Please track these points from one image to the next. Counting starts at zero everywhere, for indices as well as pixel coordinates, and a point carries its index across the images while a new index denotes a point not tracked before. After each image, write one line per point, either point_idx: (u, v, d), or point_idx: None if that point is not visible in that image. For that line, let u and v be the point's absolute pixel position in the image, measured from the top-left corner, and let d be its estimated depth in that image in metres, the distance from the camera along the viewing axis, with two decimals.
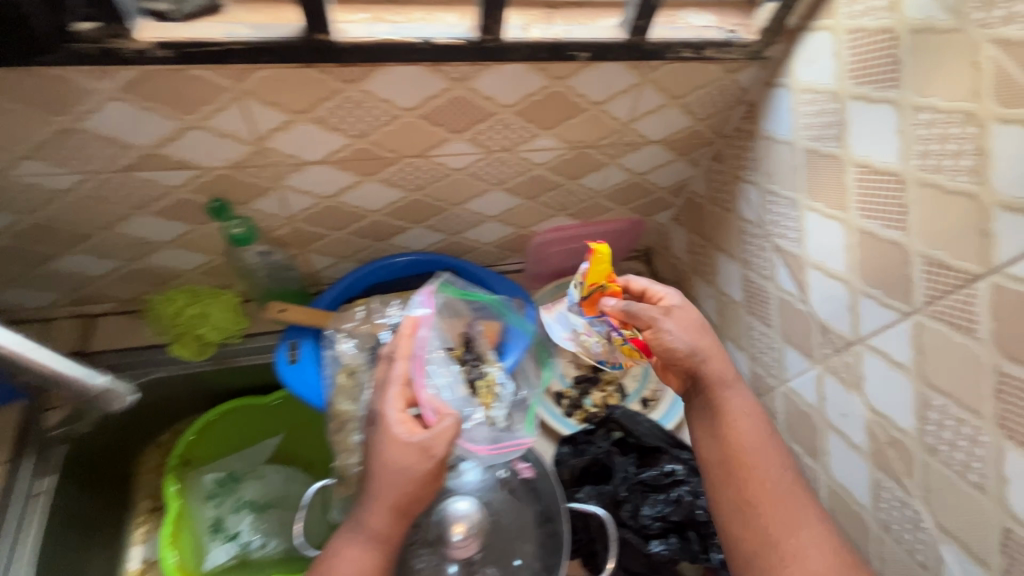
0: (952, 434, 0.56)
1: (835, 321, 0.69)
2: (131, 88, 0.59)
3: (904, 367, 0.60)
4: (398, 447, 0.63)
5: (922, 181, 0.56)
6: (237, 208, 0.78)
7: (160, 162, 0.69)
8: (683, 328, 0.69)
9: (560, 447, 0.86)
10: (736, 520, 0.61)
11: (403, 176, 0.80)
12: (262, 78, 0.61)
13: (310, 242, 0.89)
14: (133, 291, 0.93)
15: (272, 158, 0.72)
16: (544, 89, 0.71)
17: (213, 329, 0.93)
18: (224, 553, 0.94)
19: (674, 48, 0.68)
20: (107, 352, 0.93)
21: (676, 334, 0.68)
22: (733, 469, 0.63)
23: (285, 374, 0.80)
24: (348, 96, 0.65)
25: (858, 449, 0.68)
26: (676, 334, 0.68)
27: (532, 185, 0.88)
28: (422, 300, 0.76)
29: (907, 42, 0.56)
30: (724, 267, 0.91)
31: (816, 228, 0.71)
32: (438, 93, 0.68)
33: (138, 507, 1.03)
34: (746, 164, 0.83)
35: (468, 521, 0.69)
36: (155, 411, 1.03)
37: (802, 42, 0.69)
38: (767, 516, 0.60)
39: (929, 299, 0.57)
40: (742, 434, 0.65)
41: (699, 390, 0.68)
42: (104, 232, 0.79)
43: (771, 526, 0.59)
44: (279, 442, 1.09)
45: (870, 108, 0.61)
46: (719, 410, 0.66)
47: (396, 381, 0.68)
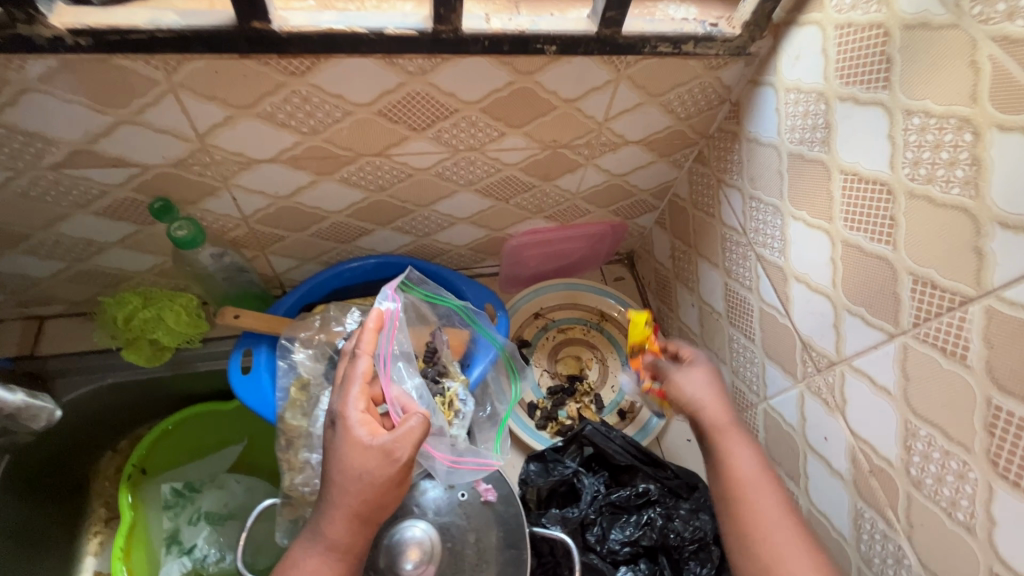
0: (938, 468, 0.52)
1: (818, 338, 0.65)
2: (50, 80, 0.54)
3: (889, 393, 0.56)
4: (360, 451, 0.58)
5: (913, 192, 0.51)
6: (185, 208, 0.74)
7: (94, 160, 0.64)
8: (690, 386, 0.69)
9: (527, 465, 0.81)
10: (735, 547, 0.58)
11: (364, 176, 0.75)
12: (195, 70, 0.56)
13: (269, 243, 0.84)
14: (83, 293, 0.88)
15: (217, 156, 0.67)
16: (510, 85, 0.66)
17: (169, 334, 0.88)
18: (178, 568, 0.92)
19: (650, 42, 0.63)
20: (59, 357, 0.90)
21: (686, 382, 0.70)
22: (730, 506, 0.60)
23: (236, 384, 0.75)
24: (294, 90, 0.60)
25: (839, 475, 0.64)
26: (686, 381, 0.70)
27: (504, 187, 0.83)
28: (390, 296, 0.74)
29: (901, 38, 0.51)
30: (706, 275, 0.87)
31: (800, 238, 0.66)
32: (394, 88, 0.63)
33: (93, 515, 0.99)
34: (730, 167, 0.78)
35: (422, 548, 0.65)
36: (111, 418, 0.98)
37: (789, 38, 0.63)
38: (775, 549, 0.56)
39: (916, 320, 0.52)
40: (741, 471, 0.61)
41: (704, 438, 0.65)
42: (42, 233, 0.74)
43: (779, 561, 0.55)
44: (241, 450, 1.04)
45: (858, 111, 0.56)
46: (720, 452, 0.63)
47: (359, 378, 0.63)
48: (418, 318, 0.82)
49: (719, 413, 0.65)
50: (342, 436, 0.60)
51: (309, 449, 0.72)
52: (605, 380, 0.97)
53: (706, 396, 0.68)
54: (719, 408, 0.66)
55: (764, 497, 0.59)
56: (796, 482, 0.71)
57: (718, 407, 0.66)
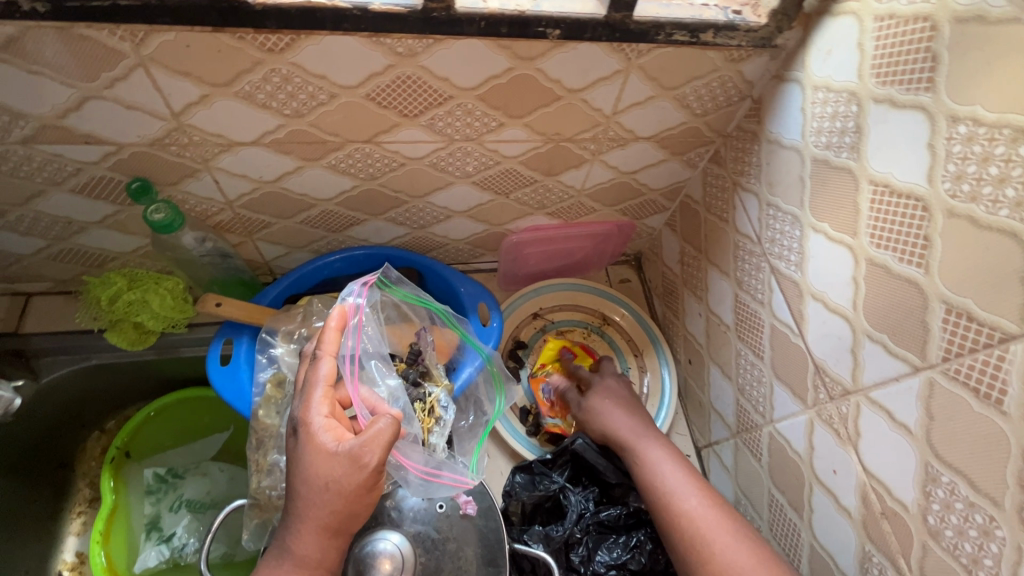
0: (960, 520, 0.47)
1: (833, 363, 0.59)
2: (10, 48, 0.51)
3: (910, 432, 0.50)
4: (325, 458, 0.54)
5: (952, 211, 0.45)
6: (164, 189, 0.70)
7: (66, 135, 0.60)
8: (596, 397, 0.81)
9: (514, 477, 0.78)
10: (675, 532, 0.64)
11: (353, 164, 0.70)
12: (164, 43, 0.52)
13: (256, 229, 0.80)
14: (68, 272, 0.86)
15: (196, 137, 0.63)
16: (509, 72, 0.60)
17: (154, 317, 0.83)
18: (155, 557, 0.89)
19: (664, 29, 0.57)
20: (45, 335, 0.88)
21: (595, 396, 0.81)
22: (661, 512, 0.66)
23: (212, 376, 0.72)
24: (273, 68, 0.56)
25: (847, 513, 0.59)
26: (599, 395, 0.80)
27: (503, 180, 0.78)
28: (359, 290, 0.69)
29: (950, 33, 0.44)
30: (715, 284, 0.81)
31: (820, 253, 0.60)
32: (382, 71, 0.58)
33: (78, 495, 0.97)
34: (747, 169, 0.72)
35: (395, 561, 0.62)
36: (98, 400, 0.96)
37: (821, 29, 0.57)
38: (707, 538, 0.62)
39: (947, 355, 0.46)
40: (660, 473, 0.69)
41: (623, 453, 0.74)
42: (20, 209, 0.71)
43: (713, 544, 0.61)
44: (227, 438, 1.01)
45: (895, 114, 0.49)
46: (637, 456, 0.72)
47: (322, 381, 0.59)
48: (399, 317, 0.79)
49: (626, 423, 0.76)
50: (306, 444, 0.56)
51: (278, 451, 0.69)
52: None
53: (612, 410, 0.78)
54: (628, 418, 0.77)
55: (683, 495, 0.66)
56: (799, 513, 0.67)
57: (623, 419, 0.76)
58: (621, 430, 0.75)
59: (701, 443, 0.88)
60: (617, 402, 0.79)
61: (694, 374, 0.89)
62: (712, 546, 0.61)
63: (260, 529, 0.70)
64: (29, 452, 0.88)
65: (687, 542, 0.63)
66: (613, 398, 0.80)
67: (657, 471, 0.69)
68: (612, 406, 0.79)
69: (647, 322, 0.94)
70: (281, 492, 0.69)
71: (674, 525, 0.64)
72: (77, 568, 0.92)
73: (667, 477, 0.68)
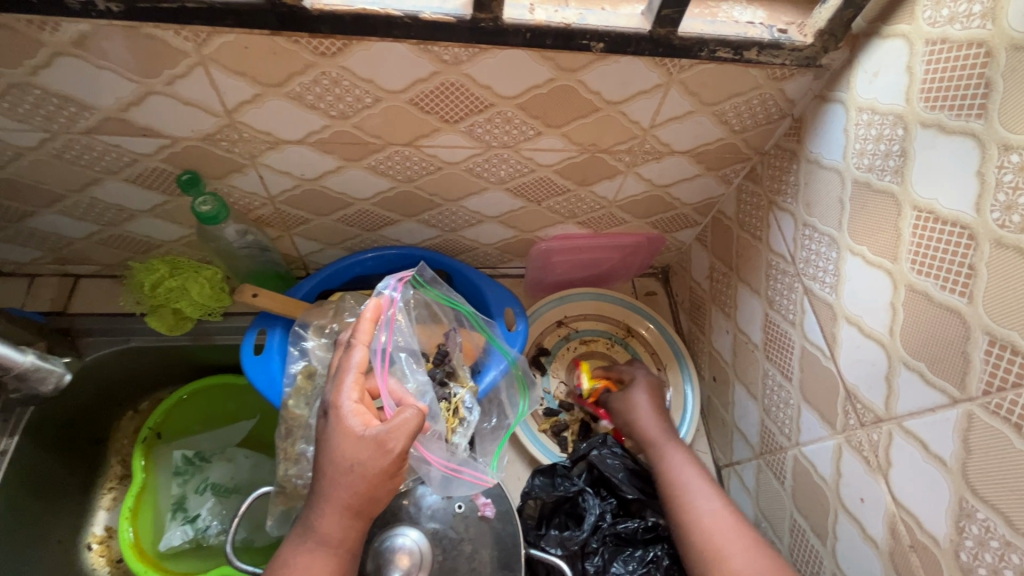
0: (993, 559, 0.45)
1: (865, 389, 0.58)
2: (83, 44, 0.53)
3: (945, 464, 0.49)
4: (352, 441, 0.56)
5: (1000, 241, 0.44)
6: (211, 183, 0.73)
7: (126, 128, 0.64)
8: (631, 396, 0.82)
9: (534, 478, 0.77)
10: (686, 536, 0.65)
11: (392, 166, 0.72)
12: (225, 45, 0.54)
13: (294, 224, 0.83)
14: (116, 256, 0.90)
15: (245, 133, 0.65)
16: (550, 82, 0.61)
17: (192, 304, 0.86)
18: (179, 536, 0.91)
19: (708, 46, 0.57)
20: (91, 316, 0.92)
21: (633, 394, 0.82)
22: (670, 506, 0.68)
23: (247, 365, 0.75)
24: (324, 71, 0.58)
25: (873, 543, 0.57)
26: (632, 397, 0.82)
27: (537, 188, 0.79)
28: (393, 285, 0.72)
29: (1006, 60, 0.43)
30: (744, 302, 0.80)
31: (857, 276, 0.59)
32: (428, 77, 0.59)
33: (110, 472, 1.01)
34: (784, 187, 0.71)
35: (413, 557, 0.63)
36: (132, 381, 1.00)
37: (868, 51, 0.56)
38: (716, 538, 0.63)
39: (988, 389, 0.45)
40: (682, 468, 0.71)
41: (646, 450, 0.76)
42: (77, 195, 0.75)
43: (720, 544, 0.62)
44: (253, 426, 1.03)
45: (943, 140, 0.49)
46: (658, 458, 0.74)
47: (355, 368, 0.60)
48: (429, 317, 0.80)
49: (655, 427, 0.77)
50: (335, 426, 0.57)
51: (306, 442, 0.71)
52: None
53: (646, 409, 0.80)
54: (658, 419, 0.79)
55: (698, 492, 0.67)
56: (821, 540, 0.65)
57: (652, 421, 0.78)
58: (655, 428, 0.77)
59: (722, 462, 0.87)
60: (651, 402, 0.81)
61: (718, 392, 0.88)
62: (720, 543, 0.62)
63: (284, 517, 0.73)
64: (66, 426, 0.93)
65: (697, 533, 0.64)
66: (647, 402, 0.81)
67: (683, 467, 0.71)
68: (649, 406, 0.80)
69: (672, 337, 0.94)
70: (306, 481, 0.72)
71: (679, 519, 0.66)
72: (105, 542, 0.96)
73: (680, 475, 0.70)
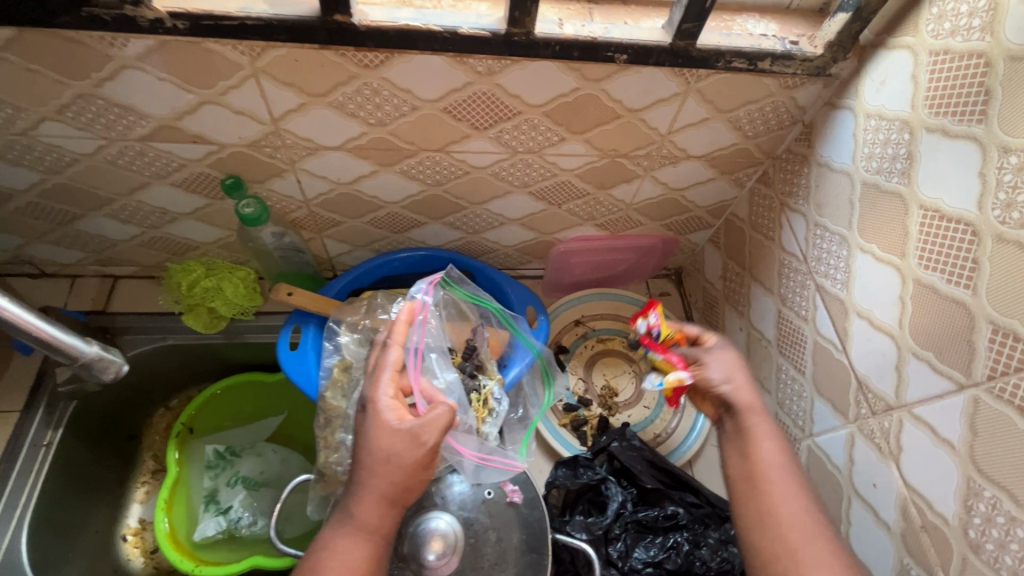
0: (1000, 533, 0.48)
1: (876, 379, 0.61)
2: (148, 58, 0.58)
3: (953, 447, 0.52)
4: (389, 434, 0.58)
5: (1002, 236, 0.47)
6: (252, 186, 0.77)
7: (178, 135, 0.68)
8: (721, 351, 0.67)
9: (556, 470, 0.81)
10: (760, 534, 0.56)
11: (423, 170, 0.76)
12: (277, 58, 0.59)
13: (327, 227, 0.87)
14: (154, 258, 0.94)
15: (288, 140, 0.70)
16: (575, 91, 0.66)
17: (225, 304, 0.91)
18: (213, 527, 0.95)
19: (724, 57, 0.61)
20: (128, 314, 0.96)
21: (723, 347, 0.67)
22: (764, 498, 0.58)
23: (283, 359, 0.79)
24: (366, 82, 0.62)
25: (886, 526, 0.60)
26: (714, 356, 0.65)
27: (558, 191, 0.83)
28: (426, 289, 0.77)
29: (1004, 70, 0.47)
30: (758, 300, 0.84)
31: (867, 272, 0.62)
32: (461, 87, 0.64)
33: (142, 466, 1.04)
34: (795, 190, 0.75)
35: (445, 540, 0.66)
36: (165, 378, 1.03)
37: (876, 61, 0.60)
38: (785, 534, 0.55)
39: (992, 374, 0.48)
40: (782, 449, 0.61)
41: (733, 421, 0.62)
42: (125, 199, 0.79)
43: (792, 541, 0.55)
44: (280, 422, 1.08)
45: (947, 143, 0.52)
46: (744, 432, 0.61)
47: (391, 366, 0.63)
48: (457, 315, 0.83)
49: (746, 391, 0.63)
50: (372, 420, 0.60)
51: (345, 431, 0.75)
52: (640, 398, 0.93)
53: (736, 370, 0.64)
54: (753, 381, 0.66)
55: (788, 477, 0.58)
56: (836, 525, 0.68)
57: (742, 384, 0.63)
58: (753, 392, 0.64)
59: None
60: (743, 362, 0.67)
61: None
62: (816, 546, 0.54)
63: (322, 502, 0.78)
64: (103, 420, 0.96)
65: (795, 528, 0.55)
66: (739, 359, 0.65)
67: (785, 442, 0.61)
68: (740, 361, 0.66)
69: None
70: (346, 468, 0.75)
71: (764, 508, 0.57)
72: (139, 534, 0.99)
73: (772, 458, 0.59)
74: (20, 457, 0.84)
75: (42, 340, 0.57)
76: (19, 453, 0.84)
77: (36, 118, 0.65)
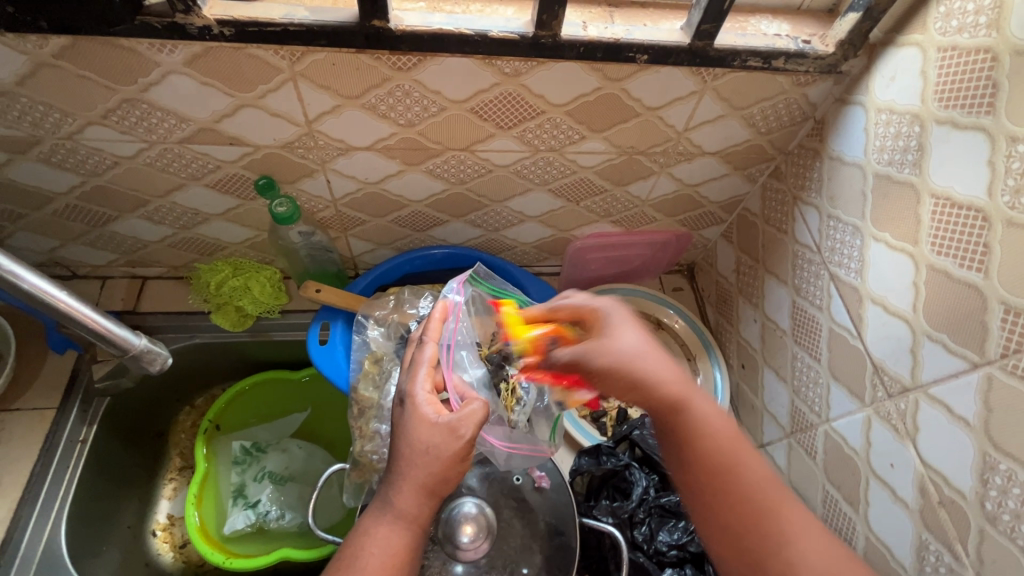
0: (1016, 503, 0.50)
1: (892, 362, 0.64)
2: (193, 63, 0.61)
3: (968, 424, 0.55)
4: (427, 427, 0.59)
5: (1011, 221, 0.50)
6: (283, 187, 0.80)
7: (216, 137, 0.71)
8: (629, 342, 0.61)
9: (580, 458, 0.84)
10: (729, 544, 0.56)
11: (448, 169, 0.79)
12: (316, 61, 0.62)
13: (352, 225, 0.90)
14: (183, 258, 0.96)
15: (321, 141, 0.73)
16: (597, 91, 0.68)
17: (253, 303, 0.94)
18: (242, 520, 0.97)
19: (740, 56, 0.64)
20: (158, 314, 0.98)
21: (617, 345, 0.60)
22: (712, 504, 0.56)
23: (314, 354, 0.82)
24: (398, 84, 0.65)
25: (904, 504, 0.62)
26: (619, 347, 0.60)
27: (577, 189, 0.86)
28: (455, 289, 0.77)
29: (1010, 64, 0.50)
30: (772, 291, 0.86)
31: (880, 260, 0.65)
32: (488, 88, 0.67)
33: (170, 463, 1.06)
34: (808, 184, 0.78)
35: (476, 523, 0.70)
36: (192, 376, 1.06)
37: (885, 59, 0.63)
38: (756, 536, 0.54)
39: (1005, 351, 0.51)
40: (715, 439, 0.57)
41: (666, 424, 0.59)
42: (160, 200, 0.82)
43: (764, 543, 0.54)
44: (305, 418, 1.11)
45: (956, 134, 0.55)
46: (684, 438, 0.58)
47: (427, 362, 0.64)
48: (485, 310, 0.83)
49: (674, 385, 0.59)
50: (409, 414, 0.60)
51: (379, 420, 0.77)
52: None
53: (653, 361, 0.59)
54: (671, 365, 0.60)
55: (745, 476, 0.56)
56: (854, 507, 0.70)
57: (665, 375, 0.59)
58: (669, 383, 0.59)
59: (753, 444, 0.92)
60: (652, 347, 0.61)
61: (747, 378, 0.94)
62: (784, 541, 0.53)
63: (357, 489, 0.80)
64: (133, 416, 0.99)
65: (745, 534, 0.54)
66: (646, 345, 0.61)
67: (718, 432, 0.57)
68: (646, 349, 0.61)
69: (701, 328, 0.99)
70: (381, 457, 0.77)
71: (738, 521, 0.55)
72: (168, 528, 1.01)
73: (721, 460, 0.57)
74: (57, 452, 0.87)
75: (97, 331, 0.60)
76: (56, 449, 0.87)
77: (82, 121, 0.68)
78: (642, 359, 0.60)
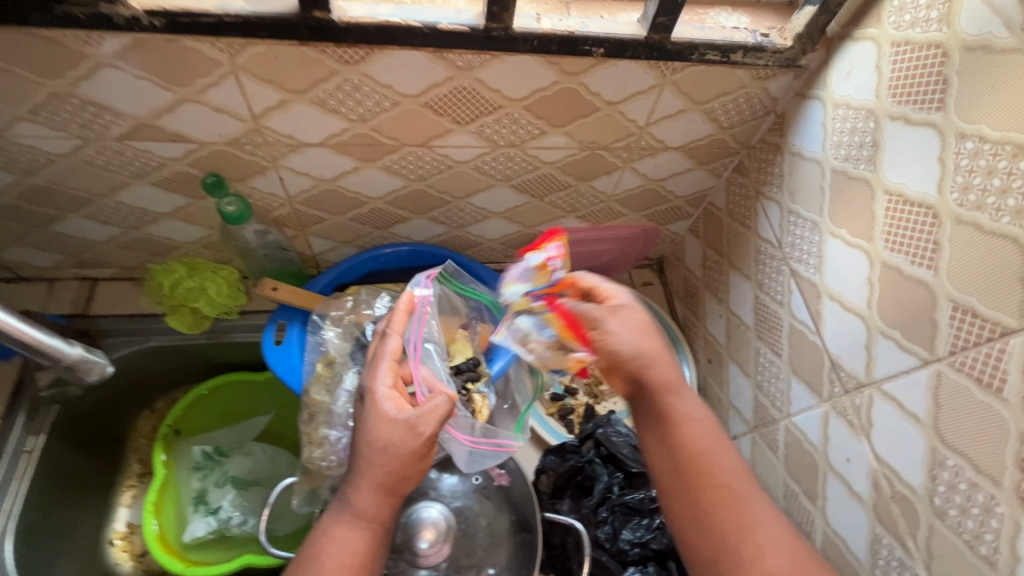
0: (963, 500, 0.51)
1: (847, 358, 0.64)
2: (125, 55, 0.58)
3: (918, 420, 0.55)
4: (386, 424, 0.57)
5: (960, 219, 0.50)
6: (233, 185, 0.77)
7: (158, 133, 0.68)
8: (629, 323, 0.65)
9: (545, 456, 0.83)
10: (703, 529, 0.56)
11: (405, 165, 0.77)
12: (257, 54, 0.59)
13: (310, 224, 0.87)
14: (135, 259, 0.92)
15: (270, 137, 0.70)
16: (555, 85, 0.67)
17: (210, 304, 0.90)
18: (203, 527, 0.95)
19: (698, 49, 0.63)
20: (109, 317, 0.94)
21: (624, 328, 0.64)
22: (691, 474, 0.58)
23: (269, 355, 0.80)
24: (346, 78, 0.62)
25: (859, 498, 0.63)
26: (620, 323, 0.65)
27: (541, 184, 0.84)
28: (423, 281, 0.74)
29: (960, 60, 0.49)
30: (736, 286, 0.86)
31: (837, 257, 0.65)
32: (442, 82, 0.64)
33: (128, 470, 1.03)
34: (769, 179, 0.77)
35: (436, 529, 0.69)
36: (149, 381, 1.02)
37: (842, 52, 0.63)
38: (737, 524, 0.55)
39: (954, 348, 0.51)
40: (697, 425, 0.61)
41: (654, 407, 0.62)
42: (104, 199, 0.78)
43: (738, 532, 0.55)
44: (268, 421, 1.08)
45: (909, 130, 0.55)
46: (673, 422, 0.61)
47: (389, 356, 0.63)
48: (452, 310, 0.82)
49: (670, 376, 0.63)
50: (370, 410, 0.59)
51: (328, 426, 0.76)
52: None
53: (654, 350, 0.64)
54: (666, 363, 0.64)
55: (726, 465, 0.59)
56: (813, 501, 0.71)
57: (662, 363, 0.63)
58: (660, 377, 0.62)
59: None
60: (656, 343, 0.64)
61: (713, 373, 0.94)
62: (751, 522, 0.55)
63: (310, 496, 0.79)
64: (87, 424, 0.95)
65: (717, 522, 0.56)
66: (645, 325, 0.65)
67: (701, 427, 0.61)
68: (645, 346, 0.64)
69: (668, 325, 0.98)
70: (330, 463, 0.77)
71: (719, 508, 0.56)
72: (127, 538, 0.98)
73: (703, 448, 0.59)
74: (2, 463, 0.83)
75: (24, 341, 0.57)
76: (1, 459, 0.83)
77: (10, 117, 0.64)
78: (641, 346, 0.63)
